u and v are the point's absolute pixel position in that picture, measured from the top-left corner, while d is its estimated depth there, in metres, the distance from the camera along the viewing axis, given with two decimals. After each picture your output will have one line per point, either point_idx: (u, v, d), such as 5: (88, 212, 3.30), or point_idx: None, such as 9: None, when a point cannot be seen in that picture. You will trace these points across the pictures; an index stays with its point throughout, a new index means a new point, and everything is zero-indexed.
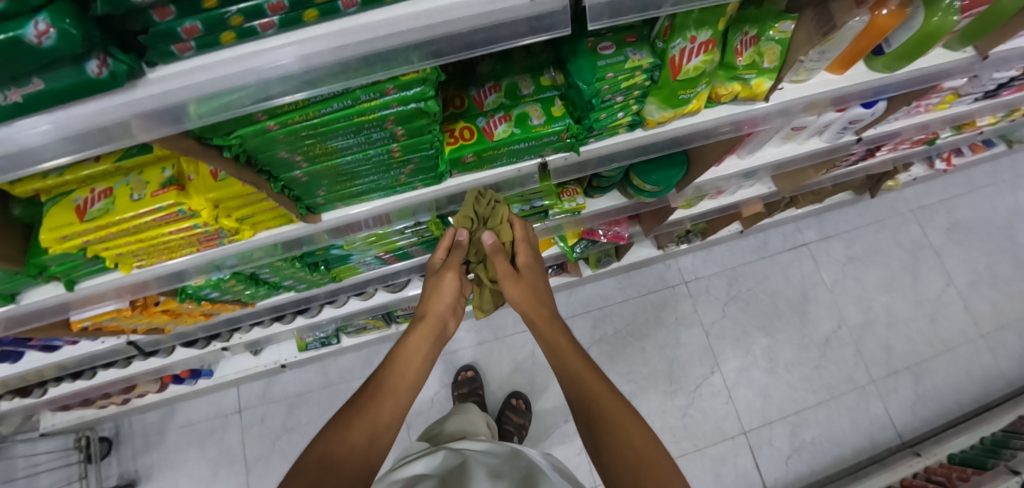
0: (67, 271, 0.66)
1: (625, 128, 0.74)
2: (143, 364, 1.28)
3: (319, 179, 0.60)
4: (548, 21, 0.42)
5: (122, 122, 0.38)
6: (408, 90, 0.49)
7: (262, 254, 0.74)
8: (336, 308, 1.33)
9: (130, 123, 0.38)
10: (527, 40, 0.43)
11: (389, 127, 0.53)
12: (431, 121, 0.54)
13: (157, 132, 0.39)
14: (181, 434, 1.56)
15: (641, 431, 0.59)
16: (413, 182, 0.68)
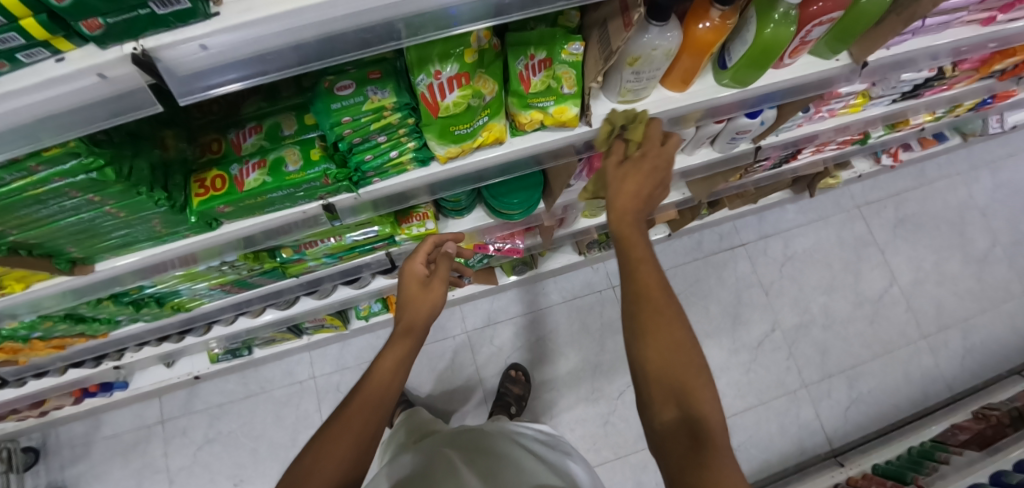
0: None
1: (415, 164, 0.67)
2: (43, 384, 1.28)
3: (52, 238, 0.58)
4: (127, 102, 0.38)
5: None
6: (62, 164, 0.45)
7: (52, 302, 0.72)
8: (225, 326, 1.31)
9: None
10: (114, 122, 0.39)
11: (77, 196, 0.50)
12: (126, 186, 0.50)
13: None
14: (106, 444, 1.60)
15: (676, 344, 0.49)
16: (178, 231, 0.64)
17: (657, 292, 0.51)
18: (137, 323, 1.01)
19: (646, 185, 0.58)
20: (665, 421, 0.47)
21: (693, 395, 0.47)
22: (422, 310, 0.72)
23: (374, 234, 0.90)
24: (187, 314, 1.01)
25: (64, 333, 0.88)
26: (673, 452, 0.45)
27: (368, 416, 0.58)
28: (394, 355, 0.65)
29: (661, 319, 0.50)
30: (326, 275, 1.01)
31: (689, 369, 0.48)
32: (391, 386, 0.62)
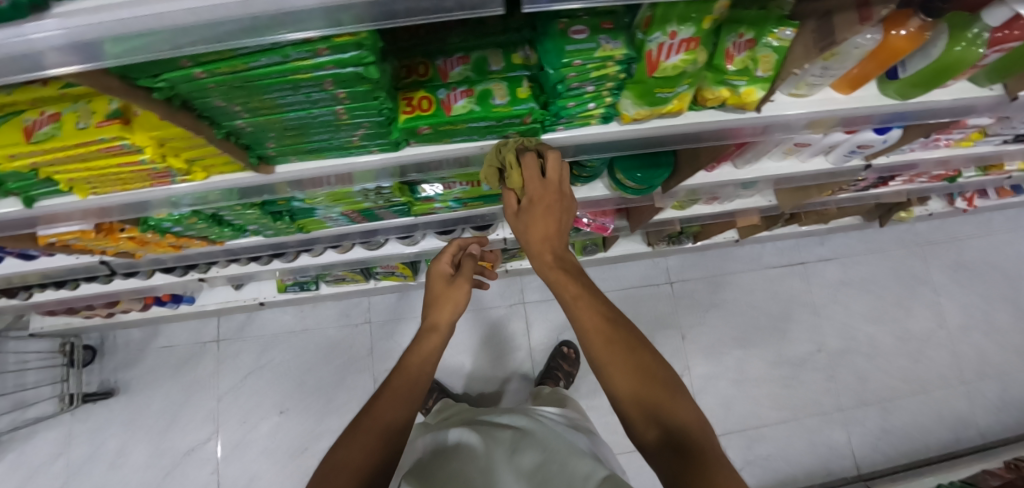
0: (25, 188, 0.67)
1: (598, 120, 0.72)
2: (128, 283, 1.33)
3: (264, 131, 0.58)
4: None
5: (29, 55, 0.37)
6: (344, 53, 0.46)
7: (217, 197, 0.74)
8: (313, 257, 1.33)
9: (36, 56, 0.37)
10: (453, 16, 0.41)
11: (328, 89, 0.51)
12: (374, 87, 0.52)
13: (66, 67, 0.37)
14: (159, 354, 1.64)
15: (639, 379, 0.58)
16: (368, 145, 0.66)
17: (614, 333, 0.62)
18: (251, 238, 1.03)
19: (561, 223, 0.69)
20: (647, 435, 0.56)
21: (665, 407, 0.56)
22: (445, 310, 0.82)
23: None
24: (302, 236, 1.03)
25: (197, 233, 0.91)
26: (661, 458, 0.54)
27: (389, 416, 0.66)
28: (422, 351, 0.76)
29: (618, 354, 0.60)
30: (442, 220, 1.02)
31: (667, 393, 0.58)
32: (415, 386, 0.71)
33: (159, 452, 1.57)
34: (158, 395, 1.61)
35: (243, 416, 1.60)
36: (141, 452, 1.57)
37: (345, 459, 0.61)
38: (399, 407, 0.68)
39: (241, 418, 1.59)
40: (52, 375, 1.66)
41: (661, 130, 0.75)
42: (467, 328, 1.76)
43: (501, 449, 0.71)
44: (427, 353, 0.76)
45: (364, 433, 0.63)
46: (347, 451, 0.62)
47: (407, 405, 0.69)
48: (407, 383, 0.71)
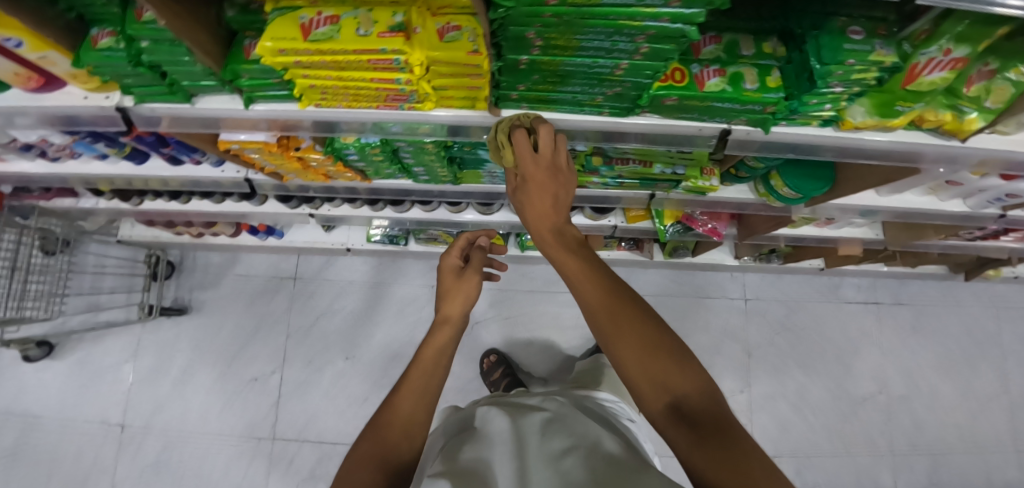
0: (254, 87, 0.67)
1: (818, 122, 0.76)
2: (234, 205, 1.33)
3: (533, 72, 0.60)
4: None
5: None
6: (687, 8, 0.50)
7: (426, 131, 0.74)
8: (425, 211, 1.31)
9: None
10: None
11: (638, 41, 0.54)
12: (676, 48, 0.55)
13: None
14: (235, 281, 1.66)
15: (648, 344, 0.44)
16: (604, 106, 0.69)
17: (613, 296, 0.47)
18: (398, 181, 1.04)
19: (560, 194, 0.56)
20: (650, 407, 0.43)
21: (661, 378, 0.42)
22: (456, 302, 0.71)
23: (676, 175, 0.94)
24: (448, 188, 1.05)
25: (362, 165, 0.91)
26: (674, 441, 0.40)
27: (405, 421, 0.57)
28: (434, 344, 0.65)
29: (620, 321, 0.45)
30: (596, 198, 1.07)
31: (669, 356, 0.43)
32: (434, 376, 0.61)
33: (223, 379, 1.61)
34: (230, 321, 1.64)
35: (309, 357, 1.61)
36: (207, 374, 1.62)
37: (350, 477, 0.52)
38: (415, 410, 0.57)
39: (308, 358, 1.61)
40: (127, 284, 1.69)
41: (859, 141, 0.77)
42: (537, 309, 1.77)
43: (529, 432, 0.56)
44: (445, 344, 0.67)
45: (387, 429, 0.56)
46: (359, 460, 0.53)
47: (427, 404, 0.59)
48: (418, 380, 0.61)
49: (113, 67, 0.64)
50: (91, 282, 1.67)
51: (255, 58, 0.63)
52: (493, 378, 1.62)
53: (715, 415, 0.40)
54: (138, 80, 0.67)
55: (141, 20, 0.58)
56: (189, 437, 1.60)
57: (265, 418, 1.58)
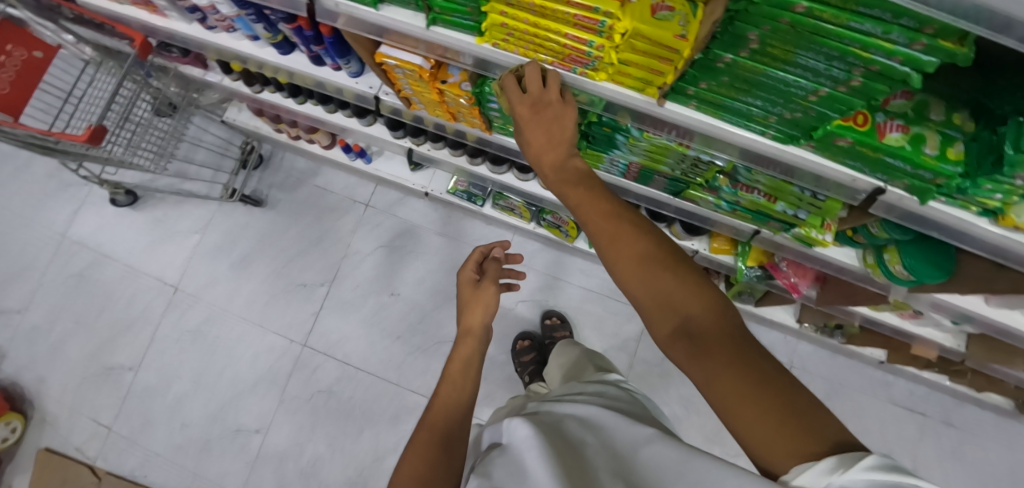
0: (445, 9, 0.68)
1: (975, 209, 0.71)
2: (343, 119, 1.39)
3: (726, 73, 0.59)
4: None
5: None
6: (924, 55, 0.46)
7: (582, 99, 0.75)
8: (517, 180, 1.33)
9: None
10: None
11: (855, 73, 0.52)
12: (888, 90, 0.52)
13: None
14: (313, 192, 1.75)
15: (646, 266, 0.54)
16: (772, 127, 0.68)
17: (617, 231, 0.57)
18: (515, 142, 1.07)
19: (556, 133, 0.64)
20: (663, 332, 0.51)
21: (666, 293, 0.52)
22: (477, 314, 0.81)
23: (794, 219, 0.91)
24: None
25: (496, 114, 0.95)
26: (683, 350, 0.50)
27: (438, 425, 0.61)
28: (459, 355, 0.74)
29: (625, 250, 0.56)
30: (684, 209, 1.05)
31: (676, 279, 0.53)
32: (466, 387, 0.68)
33: (277, 276, 1.71)
34: (298, 225, 1.73)
35: (359, 282, 1.69)
36: (263, 267, 1.72)
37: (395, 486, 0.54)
38: (451, 412, 0.63)
39: (357, 282, 1.69)
40: (217, 163, 1.80)
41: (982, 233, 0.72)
42: (579, 307, 1.78)
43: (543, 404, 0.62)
44: (468, 355, 0.75)
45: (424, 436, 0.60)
46: (406, 469, 0.56)
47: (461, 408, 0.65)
48: (447, 385, 0.68)
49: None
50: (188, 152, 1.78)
51: None
52: (522, 359, 1.64)
53: (720, 330, 0.48)
54: None
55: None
56: (229, 317, 1.70)
57: (302, 323, 1.68)
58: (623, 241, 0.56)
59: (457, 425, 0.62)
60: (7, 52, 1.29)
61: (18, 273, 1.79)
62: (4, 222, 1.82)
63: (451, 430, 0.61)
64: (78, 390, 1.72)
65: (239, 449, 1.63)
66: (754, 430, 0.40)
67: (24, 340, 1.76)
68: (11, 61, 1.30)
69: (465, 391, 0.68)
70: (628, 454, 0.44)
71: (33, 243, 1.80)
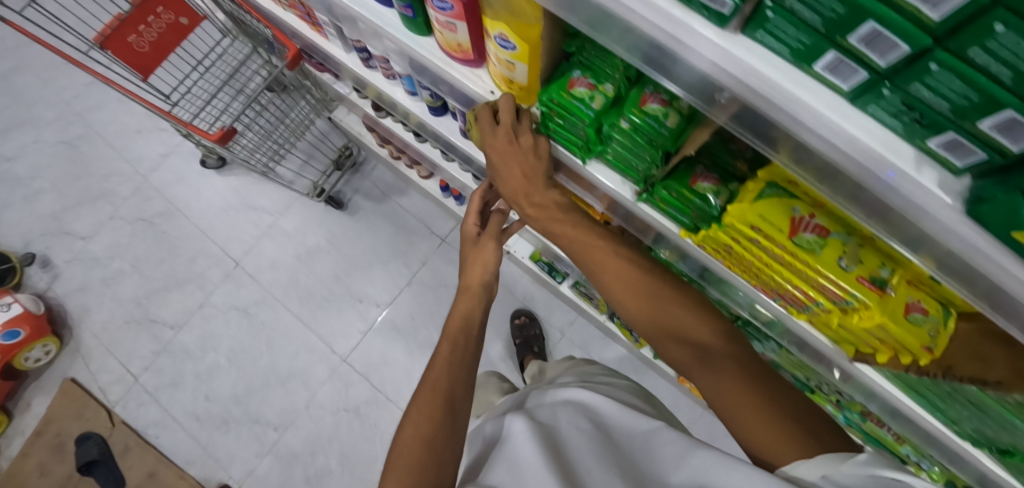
0: (663, 202, 0.59)
1: None
2: (457, 170, 1.38)
3: (959, 393, 0.53)
4: None
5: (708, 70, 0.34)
6: None
7: (758, 312, 0.72)
8: None
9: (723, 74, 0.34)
10: None
11: None
12: None
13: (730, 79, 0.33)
14: (394, 209, 1.74)
15: (635, 289, 0.64)
16: (966, 428, 0.62)
17: (620, 269, 0.65)
18: None
19: (531, 163, 0.67)
20: (677, 356, 0.59)
21: (675, 324, 0.61)
22: (477, 271, 0.88)
23: (918, 462, 0.87)
24: None
25: None
26: (681, 363, 0.58)
27: (440, 386, 0.67)
28: (459, 311, 0.82)
29: (622, 278, 0.65)
30: None
31: (678, 311, 0.62)
32: (465, 345, 0.75)
33: (336, 281, 1.70)
34: (370, 239, 1.72)
35: (413, 312, 1.67)
36: (325, 267, 1.71)
37: (402, 450, 0.59)
38: (454, 377, 0.69)
39: (412, 313, 1.66)
40: (308, 154, 1.81)
41: None
42: None
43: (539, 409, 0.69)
44: (471, 315, 0.83)
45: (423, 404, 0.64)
46: (411, 432, 0.61)
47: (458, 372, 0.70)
48: (446, 350, 0.75)
49: (565, 108, 0.55)
50: None
51: (701, 191, 0.55)
52: None
53: (720, 345, 0.57)
54: (567, 124, 0.59)
55: (643, 108, 0.51)
56: (278, 306, 1.70)
57: (348, 336, 1.66)
58: (619, 268, 0.66)
59: (461, 389, 0.69)
60: (155, 14, 1.30)
61: (96, 198, 1.82)
62: (98, 148, 1.87)
63: (455, 393, 0.67)
64: (116, 332, 1.72)
65: (252, 438, 1.61)
66: (755, 428, 0.47)
67: (81, 266, 1.78)
68: (157, 23, 1.31)
69: (467, 355, 0.75)
70: (644, 449, 0.57)
71: (118, 175, 1.84)
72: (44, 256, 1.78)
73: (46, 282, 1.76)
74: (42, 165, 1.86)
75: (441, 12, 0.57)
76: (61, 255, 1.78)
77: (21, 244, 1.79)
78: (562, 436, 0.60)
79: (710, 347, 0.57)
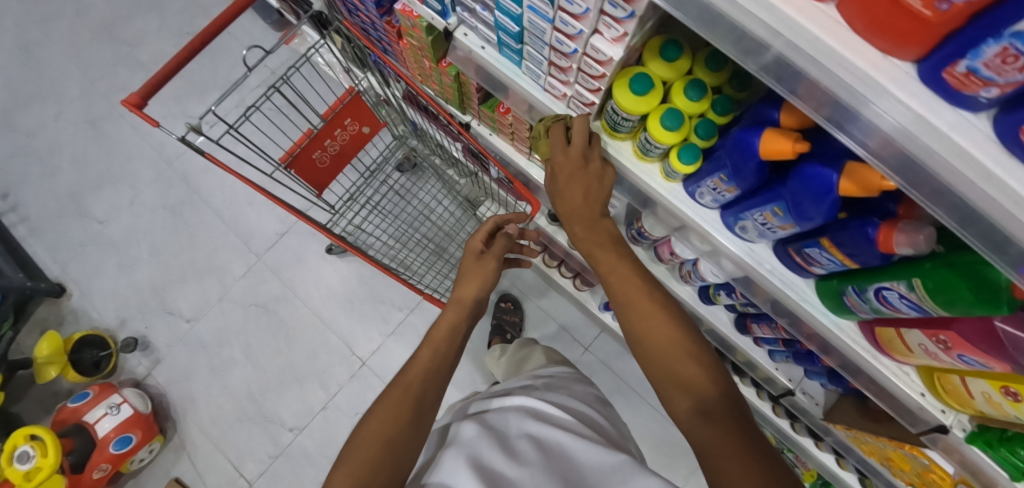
0: None
1: None
2: None
3: None
4: None
5: None
6: None
7: None
8: (811, 444, 1.24)
9: None
10: None
11: None
12: None
13: None
14: (534, 311, 1.71)
15: (649, 320, 0.64)
16: None
17: (642, 302, 0.66)
18: None
19: (594, 187, 0.67)
20: (680, 409, 0.57)
21: (666, 363, 0.61)
22: (472, 286, 0.91)
23: None
24: None
25: None
26: (676, 402, 0.58)
27: (411, 389, 0.68)
28: (446, 322, 0.83)
29: (642, 315, 0.65)
30: None
31: (679, 356, 0.61)
32: (445, 356, 0.77)
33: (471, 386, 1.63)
34: None
35: None
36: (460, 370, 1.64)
37: (363, 441, 0.60)
38: (427, 379, 0.70)
39: None
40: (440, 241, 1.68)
41: None
42: None
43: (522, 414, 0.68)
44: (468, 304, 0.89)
45: (395, 405, 0.64)
46: (377, 424, 0.62)
47: (430, 380, 0.71)
48: (429, 353, 0.76)
49: None
50: (419, 220, 1.68)
51: None
52: None
53: (719, 393, 0.56)
54: None
55: None
56: None
57: None
58: (640, 300, 0.66)
59: (433, 392, 0.70)
60: (343, 126, 1.16)
61: (202, 275, 1.66)
62: (203, 216, 1.71)
63: (422, 393, 0.68)
64: (227, 428, 1.58)
65: None
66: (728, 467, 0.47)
67: (185, 350, 1.62)
68: (343, 134, 1.18)
69: (444, 353, 0.77)
70: (603, 472, 0.57)
71: (227, 250, 1.69)
72: (142, 337, 1.62)
73: (146, 367, 1.60)
74: (140, 231, 1.69)
75: (955, 359, 0.54)
76: (162, 338, 1.62)
77: (116, 321, 1.62)
78: (518, 457, 0.58)
79: (707, 398, 0.56)
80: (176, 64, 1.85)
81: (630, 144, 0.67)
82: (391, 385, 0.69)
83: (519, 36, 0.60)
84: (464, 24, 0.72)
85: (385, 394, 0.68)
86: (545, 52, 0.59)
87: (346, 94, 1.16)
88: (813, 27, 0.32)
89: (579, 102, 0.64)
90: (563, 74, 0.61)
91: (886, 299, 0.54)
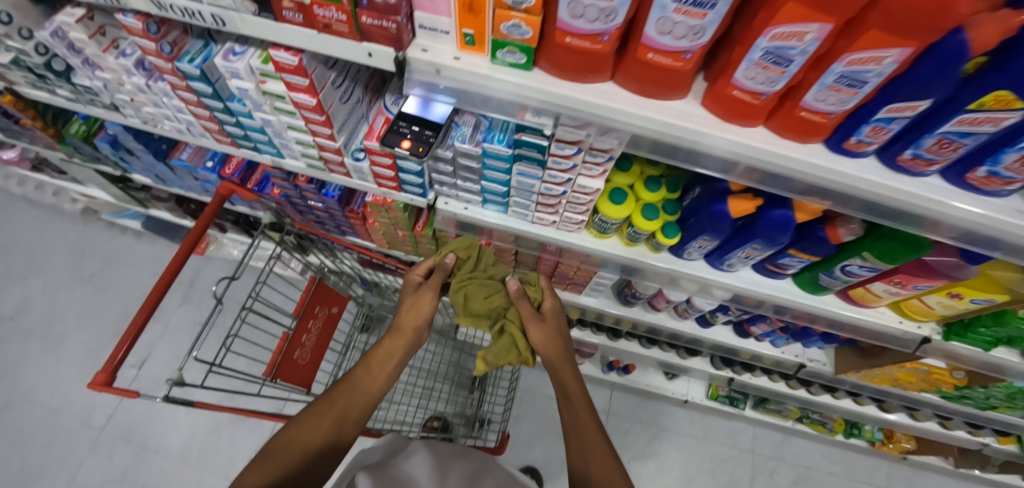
0: None
1: None
2: (661, 353, 1.44)
3: None
4: None
5: None
6: None
7: None
8: (832, 398, 1.41)
9: None
10: None
11: None
12: None
13: None
14: (546, 403, 1.68)
15: (593, 441, 0.67)
16: None
17: (587, 428, 0.70)
18: (930, 396, 1.18)
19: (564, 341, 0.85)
20: None
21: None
22: (412, 313, 0.81)
23: None
24: (969, 409, 1.18)
25: (951, 392, 1.08)
26: None
27: (345, 409, 0.65)
28: (387, 349, 0.76)
29: (589, 435, 0.69)
30: None
31: (607, 464, 0.64)
32: (378, 383, 0.71)
33: None
34: (540, 447, 1.62)
35: None
36: None
37: (274, 453, 0.57)
38: (367, 406, 0.67)
39: None
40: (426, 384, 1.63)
41: None
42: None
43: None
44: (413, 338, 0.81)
45: (319, 416, 0.62)
46: (293, 435, 0.59)
47: (364, 415, 0.67)
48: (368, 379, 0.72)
49: (1010, 331, 0.79)
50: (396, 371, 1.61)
51: None
52: None
53: None
54: (997, 337, 0.81)
55: None
56: None
57: None
58: (590, 425, 0.70)
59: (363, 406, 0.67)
60: (315, 315, 1.13)
61: None
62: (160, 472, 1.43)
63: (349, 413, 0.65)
64: None
65: None
66: None
67: None
68: (316, 322, 1.14)
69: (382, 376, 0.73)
70: None
71: None
72: None
73: None
74: None
75: (912, 289, 0.74)
76: None
77: None
78: None
79: None
80: (77, 317, 1.53)
81: (616, 238, 0.83)
82: (317, 404, 0.64)
83: (506, 193, 0.73)
84: (443, 195, 0.83)
85: (297, 420, 0.62)
86: (532, 199, 0.73)
87: (308, 284, 1.14)
88: (763, 145, 0.51)
89: (569, 223, 0.77)
90: (551, 208, 0.74)
91: (853, 271, 0.73)
